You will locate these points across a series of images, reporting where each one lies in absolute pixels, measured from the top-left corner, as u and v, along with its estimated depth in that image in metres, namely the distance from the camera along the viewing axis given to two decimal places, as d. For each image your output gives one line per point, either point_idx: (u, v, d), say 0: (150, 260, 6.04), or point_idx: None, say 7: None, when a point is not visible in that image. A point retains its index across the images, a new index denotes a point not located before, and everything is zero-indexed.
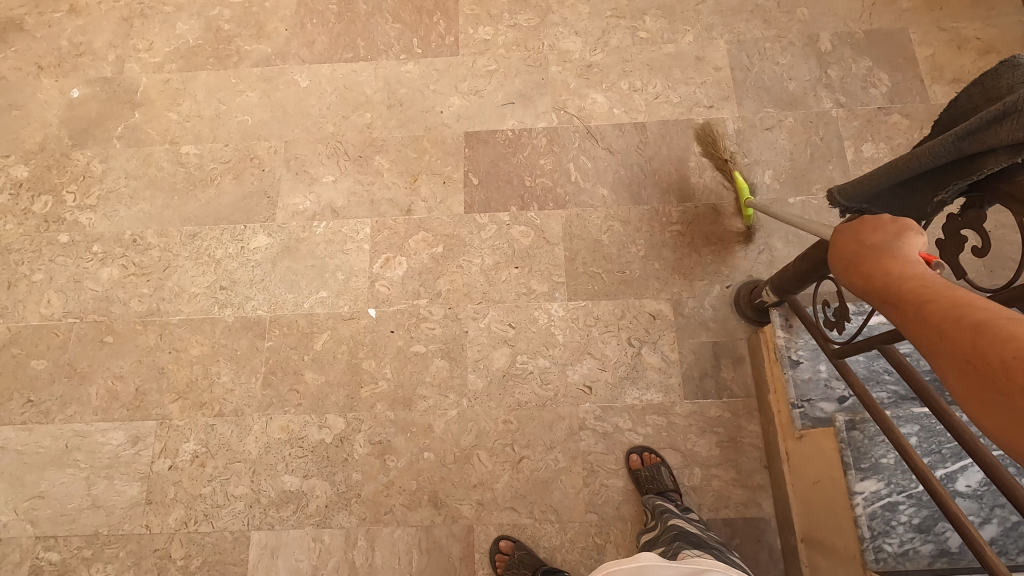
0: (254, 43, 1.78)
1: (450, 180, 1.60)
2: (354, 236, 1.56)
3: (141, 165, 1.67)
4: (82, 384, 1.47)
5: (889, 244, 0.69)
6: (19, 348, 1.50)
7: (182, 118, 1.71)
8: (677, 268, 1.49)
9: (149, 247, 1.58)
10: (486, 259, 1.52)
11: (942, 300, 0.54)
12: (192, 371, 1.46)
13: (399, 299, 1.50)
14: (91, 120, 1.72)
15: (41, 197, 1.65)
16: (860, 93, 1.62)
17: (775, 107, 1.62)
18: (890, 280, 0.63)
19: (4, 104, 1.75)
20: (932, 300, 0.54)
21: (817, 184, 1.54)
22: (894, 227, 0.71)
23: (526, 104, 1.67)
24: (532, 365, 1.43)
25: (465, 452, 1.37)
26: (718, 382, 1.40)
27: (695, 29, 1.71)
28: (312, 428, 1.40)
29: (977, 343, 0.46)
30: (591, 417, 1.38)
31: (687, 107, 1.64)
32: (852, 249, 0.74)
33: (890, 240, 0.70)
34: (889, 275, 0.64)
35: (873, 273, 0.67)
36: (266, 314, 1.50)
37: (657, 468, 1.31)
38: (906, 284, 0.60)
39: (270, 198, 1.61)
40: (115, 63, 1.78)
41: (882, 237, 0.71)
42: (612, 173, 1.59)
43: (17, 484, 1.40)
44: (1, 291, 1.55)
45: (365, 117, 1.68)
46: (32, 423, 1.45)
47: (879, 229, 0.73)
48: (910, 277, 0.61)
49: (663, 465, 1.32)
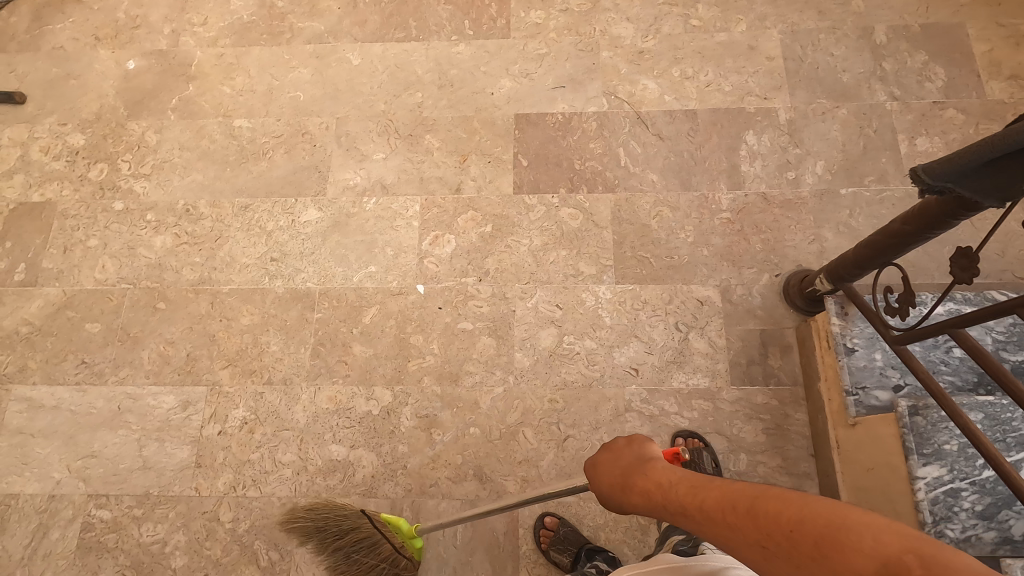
0: (308, 22, 1.81)
1: (500, 161, 1.62)
2: (403, 213, 1.58)
3: (195, 137, 1.70)
4: (135, 348, 1.49)
5: (638, 456, 0.78)
6: (74, 311, 1.53)
7: (235, 92, 1.74)
8: (726, 255, 1.49)
9: (201, 217, 1.61)
10: (535, 240, 1.53)
11: (713, 497, 0.60)
12: (241, 340, 1.48)
13: (447, 276, 1.51)
14: (146, 92, 1.76)
15: (97, 165, 1.68)
16: (914, 86, 1.60)
17: (828, 98, 1.61)
18: (668, 479, 0.69)
19: (61, 73, 1.78)
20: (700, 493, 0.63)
21: (870, 176, 1.53)
22: (629, 445, 0.82)
23: (576, 88, 1.68)
24: (579, 346, 1.43)
25: (511, 429, 1.38)
26: (765, 370, 1.39)
27: (748, 19, 1.71)
28: (360, 399, 1.42)
29: (789, 521, 0.50)
30: (637, 399, 1.39)
31: (738, 96, 1.64)
32: (613, 477, 0.80)
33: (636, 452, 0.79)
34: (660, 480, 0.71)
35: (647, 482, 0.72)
36: (316, 287, 1.52)
37: (699, 451, 1.31)
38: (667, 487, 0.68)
39: (321, 173, 1.63)
40: (171, 37, 1.81)
41: (630, 450, 0.81)
42: (662, 159, 1.59)
43: (71, 442, 1.43)
44: (57, 255, 1.59)
45: (416, 96, 1.70)
46: (86, 384, 1.47)
47: (624, 449, 0.82)
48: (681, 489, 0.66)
49: (705, 450, 1.32)
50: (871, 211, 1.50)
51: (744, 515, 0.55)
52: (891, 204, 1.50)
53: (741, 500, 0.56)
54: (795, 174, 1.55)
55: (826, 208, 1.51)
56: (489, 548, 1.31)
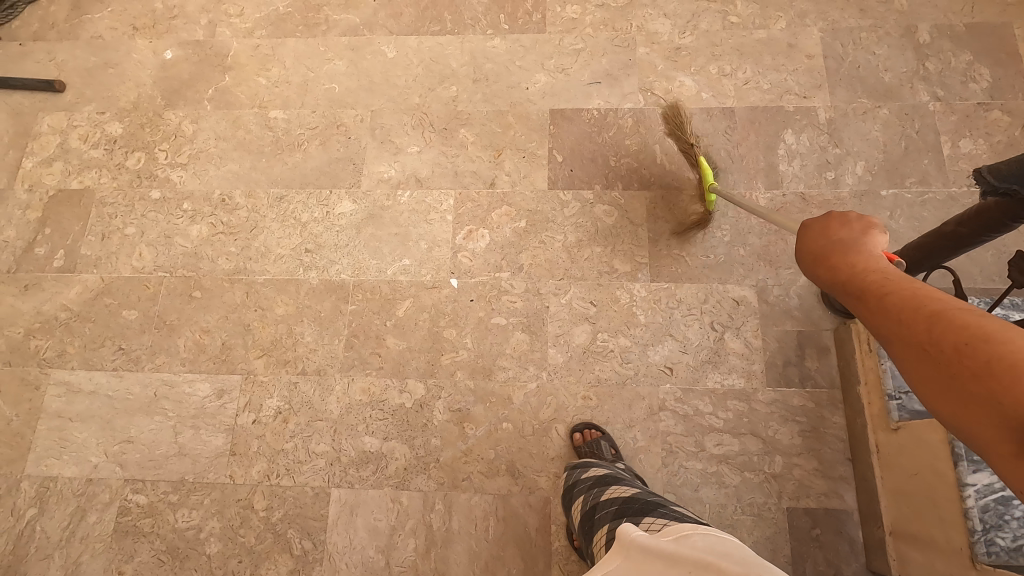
0: (343, 14, 1.81)
1: (535, 156, 1.61)
2: (438, 207, 1.58)
3: (231, 128, 1.71)
4: (171, 336, 1.51)
5: (854, 239, 0.82)
6: (112, 298, 1.55)
7: (270, 83, 1.75)
8: (763, 255, 1.48)
9: (237, 207, 1.62)
10: (569, 236, 1.53)
11: (930, 308, 0.60)
12: (276, 329, 1.49)
13: (481, 270, 1.51)
14: (183, 82, 1.77)
15: (135, 154, 1.70)
16: (958, 86, 1.57)
17: (868, 97, 1.59)
18: (881, 272, 0.72)
19: (100, 62, 1.80)
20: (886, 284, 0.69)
21: (912, 177, 1.51)
22: (859, 225, 0.84)
23: (612, 84, 1.67)
24: (613, 343, 1.43)
25: (544, 425, 1.38)
26: (802, 372, 1.38)
27: (787, 16, 1.69)
28: (393, 391, 1.42)
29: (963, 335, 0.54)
30: (671, 398, 1.38)
31: (777, 94, 1.62)
32: (818, 244, 0.85)
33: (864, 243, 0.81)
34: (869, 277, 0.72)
35: (839, 267, 0.78)
36: (350, 279, 1.53)
37: (597, 442, 1.32)
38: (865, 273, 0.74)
39: (355, 165, 1.64)
40: (208, 27, 1.82)
41: (849, 233, 0.84)
42: (698, 157, 1.57)
43: (108, 427, 1.44)
44: (95, 242, 1.61)
45: (451, 90, 1.70)
46: (123, 370, 1.49)
47: (843, 229, 0.84)
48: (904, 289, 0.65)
49: (602, 440, 1.33)
50: (913, 213, 1.48)
51: (962, 334, 0.55)
52: (933, 206, 1.48)
53: (962, 320, 0.56)
54: (834, 175, 1.53)
55: (866, 210, 1.49)
56: (521, 543, 1.31)
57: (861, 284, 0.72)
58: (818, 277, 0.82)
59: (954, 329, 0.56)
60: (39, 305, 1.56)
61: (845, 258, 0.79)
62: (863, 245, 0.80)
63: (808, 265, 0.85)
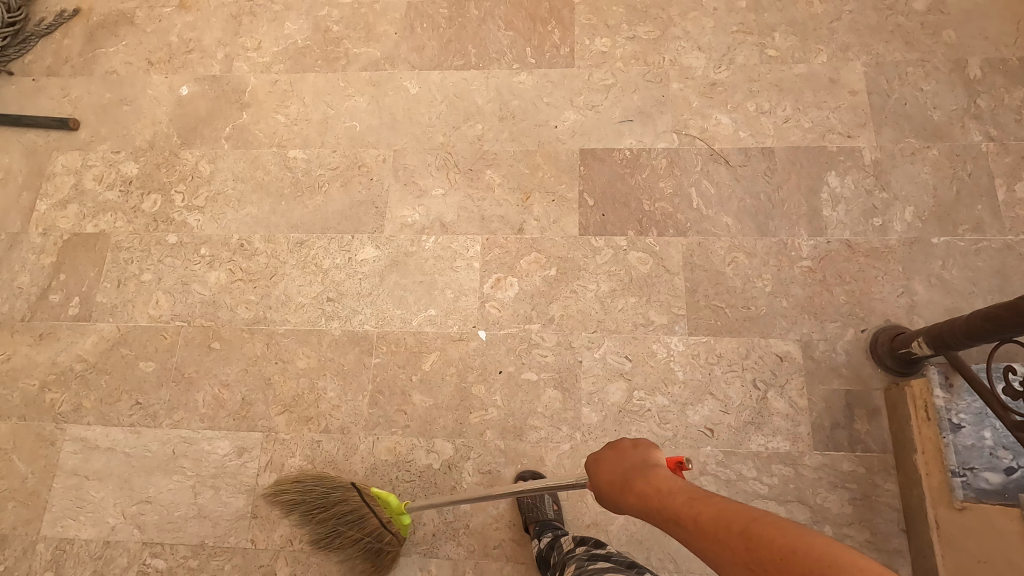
0: (363, 47, 1.75)
1: (565, 199, 1.54)
2: (464, 254, 1.52)
3: (249, 168, 1.66)
4: (189, 390, 1.46)
5: (642, 462, 0.89)
6: (128, 349, 1.50)
7: (289, 121, 1.69)
8: (807, 307, 1.41)
9: (256, 253, 1.57)
10: (602, 285, 1.46)
11: (704, 504, 0.72)
12: (298, 384, 1.44)
13: (509, 322, 1.45)
14: (200, 119, 1.72)
15: (151, 196, 1.65)
16: (1013, 126, 1.49)
17: (917, 137, 1.51)
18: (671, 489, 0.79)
19: (114, 98, 1.75)
20: (677, 501, 0.76)
21: (964, 224, 1.43)
22: (638, 448, 0.93)
23: (645, 122, 1.59)
24: (650, 402, 1.37)
25: (578, 489, 1.32)
26: (851, 435, 1.31)
27: (829, 49, 1.61)
28: (420, 451, 1.38)
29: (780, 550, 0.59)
30: (712, 462, 1.31)
31: (819, 133, 1.54)
32: (616, 475, 0.90)
33: (640, 457, 0.90)
34: (659, 484, 0.81)
35: (646, 492, 0.82)
36: (374, 330, 1.47)
37: (541, 496, 1.29)
38: (668, 493, 0.79)
39: (378, 209, 1.58)
40: (224, 62, 1.77)
41: (642, 455, 0.91)
42: (737, 201, 1.50)
43: (126, 487, 1.40)
44: (111, 290, 1.56)
45: (476, 128, 1.63)
46: (140, 425, 1.44)
47: (629, 451, 0.93)
48: (669, 491, 0.79)
49: (547, 492, 1.30)
50: (967, 263, 1.40)
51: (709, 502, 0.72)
52: (989, 256, 1.40)
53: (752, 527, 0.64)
54: (881, 221, 1.45)
55: (916, 259, 1.42)
56: None
57: (669, 513, 0.76)
58: (626, 506, 0.86)
59: (724, 525, 0.67)
60: (54, 356, 1.51)
61: (643, 480, 0.84)
62: (652, 463, 0.88)
63: (607, 495, 0.90)
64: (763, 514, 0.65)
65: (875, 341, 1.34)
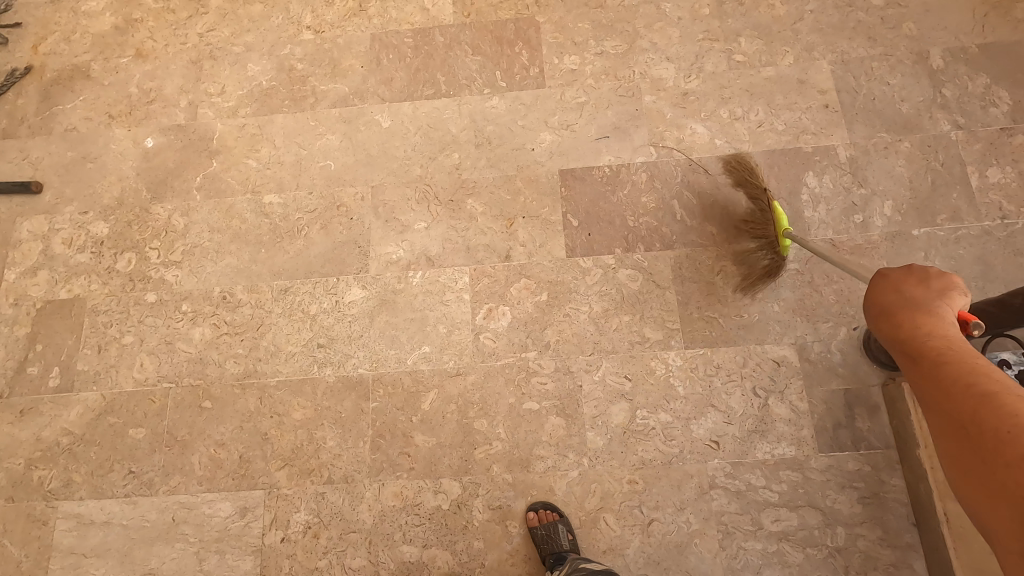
0: (331, 84, 1.73)
1: (549, 222, 1.54)
2: (453, 286, 1.50)
3: (225, 217, 1.62)
4: (184, 453, 1.42)
5: (931, 301, 0.93)
6: (115, 417, 1.46)
7: (261, 165, 1.66)
8: (799, 310, 1.42)
9: (240, 305, 1.54)
10: (595, 306, 1.46)
11: (951, 353, 0.78)
12: (296, 435, 1.41)
13: (505, 352, 1.44)
14: (169, 170, 1.67)
15: (124, 255, 1.60)
16: (979, 113, 1.52)
17: (888, 131, 1.53)
18: (956, 341, 0.82)
19: (77, 156, 1.70)
20: (952, 347, 0.80)
21: (942, 214, 1.45)
22: (938, 289, 0.95)
23: (621, 137, 1.59)
24: (654, 420, 1.36)
25: (591, 516, 1.31)
26: (854, 434, 1.32)
27: (794, 50, 1.63)
28: (428, 493, 1.35)
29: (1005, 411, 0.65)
30: (721, 474, 1.32)
31: (793, 135, 1.55)
32: (889, 299, 0.96)
33: (938, 303, 0.92)
34: (932, 331, 0.86)
35: (908, 320, 0.90)
36: (369, 373, 1.45)
37: (554, 526, 1.28)
38: (939, 336, 0.84)
39: (361, 248, 1.56)
40: (188, 109, 1.73)
41: (923, 292, 0.94)
42: (720, 209, 1.51)
43: (127, 560, 1.36)
44: (92, 356, 1.51)
45: (453, 157, 1.62)
46: (136, 495, 1.40)
47: (919, 286, 0.96)
48: (939, 333, 0.84)
49: (560, 522, 1.29)
50: (948, 252, 1.42)
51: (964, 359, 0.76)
52: (968, 244, 1.42)
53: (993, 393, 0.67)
54: (862, 218, 1.47)
55: (899, 252, 1.44)
56: None
57: (923, 343, 0.83)
58: (879, 329, 0.94)
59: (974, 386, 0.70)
60: (37, 431, 1.46)
61: (915, 313, 0.91)
62: (940, 308, 0.91)
63: (875, 312, 0.97)
64: (1001, 378, 0.70)
65: (867, 339, 1.35)
